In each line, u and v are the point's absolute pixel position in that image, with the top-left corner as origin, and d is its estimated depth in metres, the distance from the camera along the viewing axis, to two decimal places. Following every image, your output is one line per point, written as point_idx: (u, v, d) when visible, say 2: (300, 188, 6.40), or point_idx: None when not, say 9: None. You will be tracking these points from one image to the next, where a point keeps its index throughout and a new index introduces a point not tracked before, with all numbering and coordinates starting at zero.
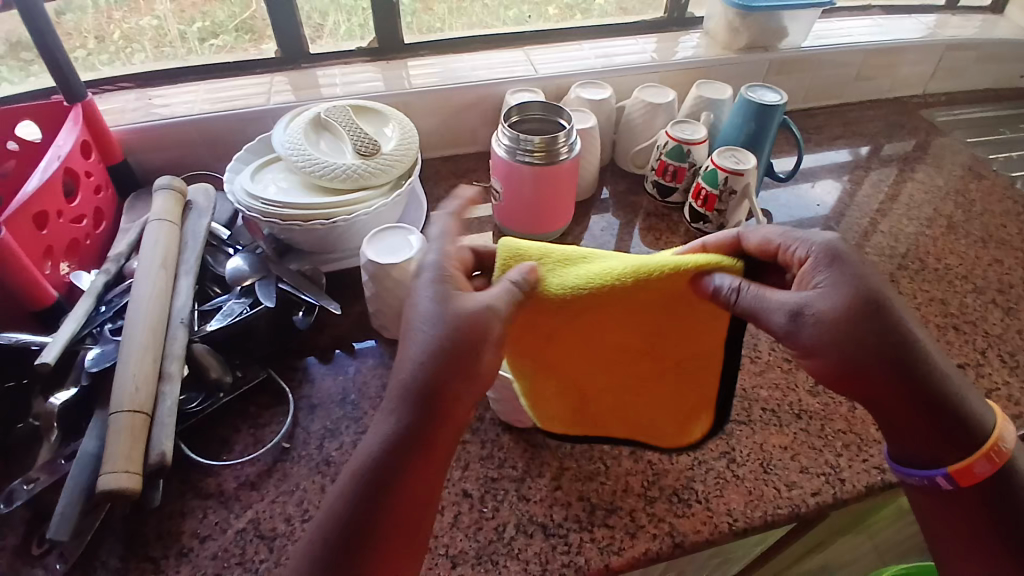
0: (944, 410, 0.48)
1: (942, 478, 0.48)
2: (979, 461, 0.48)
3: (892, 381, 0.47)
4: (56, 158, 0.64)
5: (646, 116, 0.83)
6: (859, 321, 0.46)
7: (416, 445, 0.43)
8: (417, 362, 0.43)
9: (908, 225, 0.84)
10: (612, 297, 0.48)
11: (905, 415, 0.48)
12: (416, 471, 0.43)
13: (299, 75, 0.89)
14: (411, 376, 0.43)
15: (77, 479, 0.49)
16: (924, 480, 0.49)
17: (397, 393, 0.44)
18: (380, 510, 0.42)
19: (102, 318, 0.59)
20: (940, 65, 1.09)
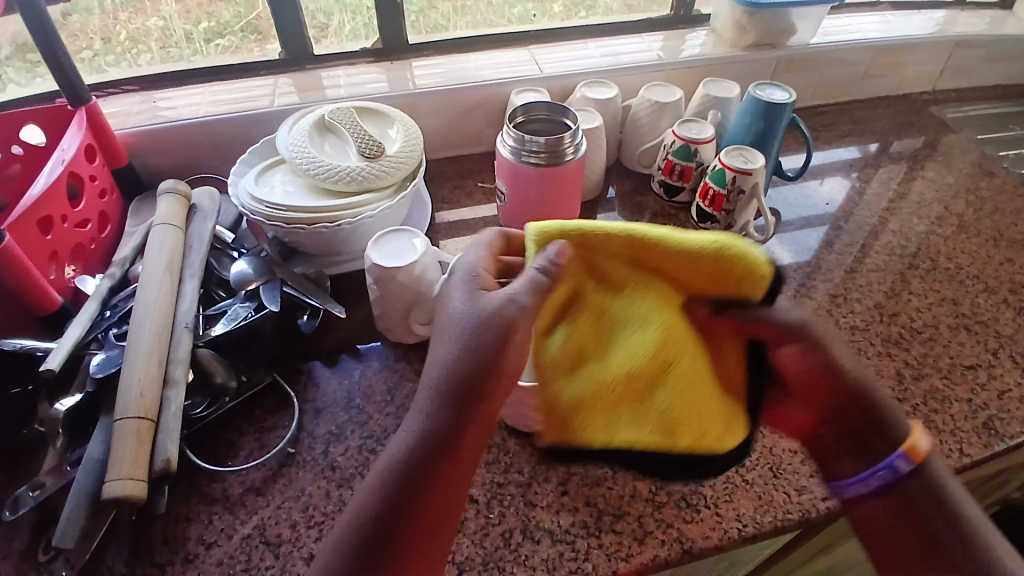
0: (883, 426, 0.48)
1: (898, 460, 0.47)
2: (920, 441, 0.47)
3: (834, 393, 0.49)
4: (61, 162, 0.64)
5: (652, 115, 0.82)
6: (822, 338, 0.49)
7: (444, 447, 0.44)
8: (448, 356, 0.46)
9: (918, 224, 0.83)
10: (656, 253, 0.48)
11: (857, 413, 0.49)
12: (443, 474, 0.44)
13: (303, 76, 0.89)
14: (442, 372, 0.45)
15: (82, 484, 0.49)
16: (885, 475, 0.47)
17: (428, 394, 0.45)
18: (418, 512, 0.43)
19: (107, 322, 0.59)
20: (949, 62, 1.07)
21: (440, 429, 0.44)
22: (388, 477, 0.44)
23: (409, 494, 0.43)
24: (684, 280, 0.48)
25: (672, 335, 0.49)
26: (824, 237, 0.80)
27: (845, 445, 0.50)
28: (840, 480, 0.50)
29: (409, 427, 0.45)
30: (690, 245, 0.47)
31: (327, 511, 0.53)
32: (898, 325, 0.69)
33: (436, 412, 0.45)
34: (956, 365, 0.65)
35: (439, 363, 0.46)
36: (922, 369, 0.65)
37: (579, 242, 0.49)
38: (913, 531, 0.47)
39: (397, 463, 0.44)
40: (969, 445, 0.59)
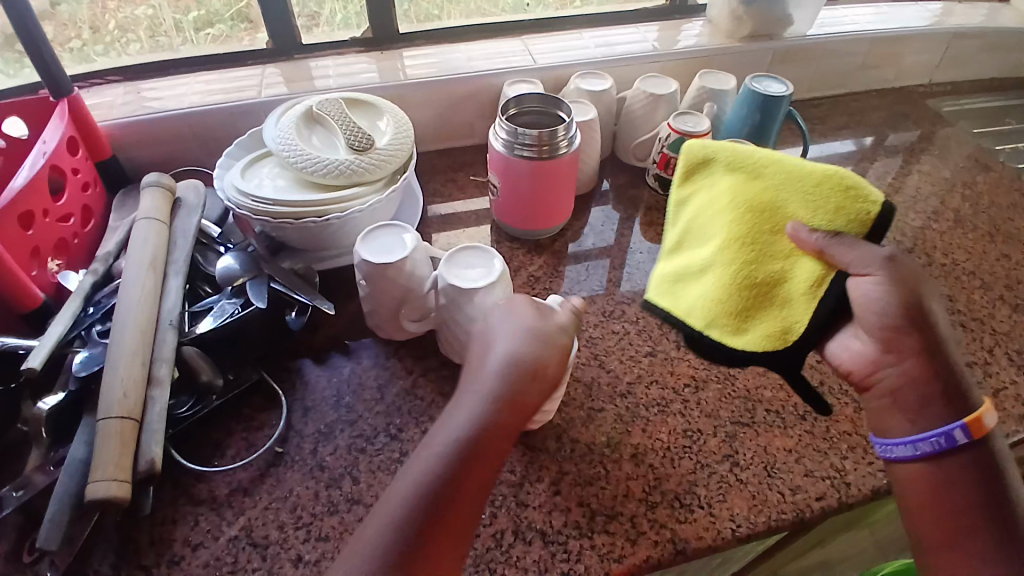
0: (957, 393, 0.49)
1: (957, 430, 0.47)
2: (988, 415, 0.47)
3: (913, 343, 0.50)
4: (43, 155, 0.63)
5: (648, 107, 0.81)
6: (909, 284, 0.49)
7: (488, 437, 0.46)
8: (505, 351, 0.49)
9: (913, 218, 0.83)
10: (773, 176, 0.52)
11: (928, 368, 0.49)
12: (488, 453, 0.46)
13: (291, 66, 0.87)
14: (500, 368, 0.48)
15: (65, 486, 0.48)
16: (939, 441, 0.48)
17: (483, 386, 0.48)
18: (460, 501, 0.44)
19: (91, 319, 0.58)
20: (945, 54, 1.07)
21: (494, 422, 0.46)
22: (438, 468, 0.45)
23: (454, 483, 0.44)
24: (792, 206, 0.51)
25: (757, 236, 0.52)
26: None
27: (904, 401, 0.50)
28: (890, 439, 0.51)
29: (453, 420, 0.47)
30: (811, 171, 0.50)
31: (316, 512, 0.52)
32: None
33: (490, 406, 0.47)
34: None
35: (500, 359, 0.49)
36: None
37: (713, 154, 0.54)
38: (961, 503, 0.47)
39: (446, 454, 0.45)
40: None
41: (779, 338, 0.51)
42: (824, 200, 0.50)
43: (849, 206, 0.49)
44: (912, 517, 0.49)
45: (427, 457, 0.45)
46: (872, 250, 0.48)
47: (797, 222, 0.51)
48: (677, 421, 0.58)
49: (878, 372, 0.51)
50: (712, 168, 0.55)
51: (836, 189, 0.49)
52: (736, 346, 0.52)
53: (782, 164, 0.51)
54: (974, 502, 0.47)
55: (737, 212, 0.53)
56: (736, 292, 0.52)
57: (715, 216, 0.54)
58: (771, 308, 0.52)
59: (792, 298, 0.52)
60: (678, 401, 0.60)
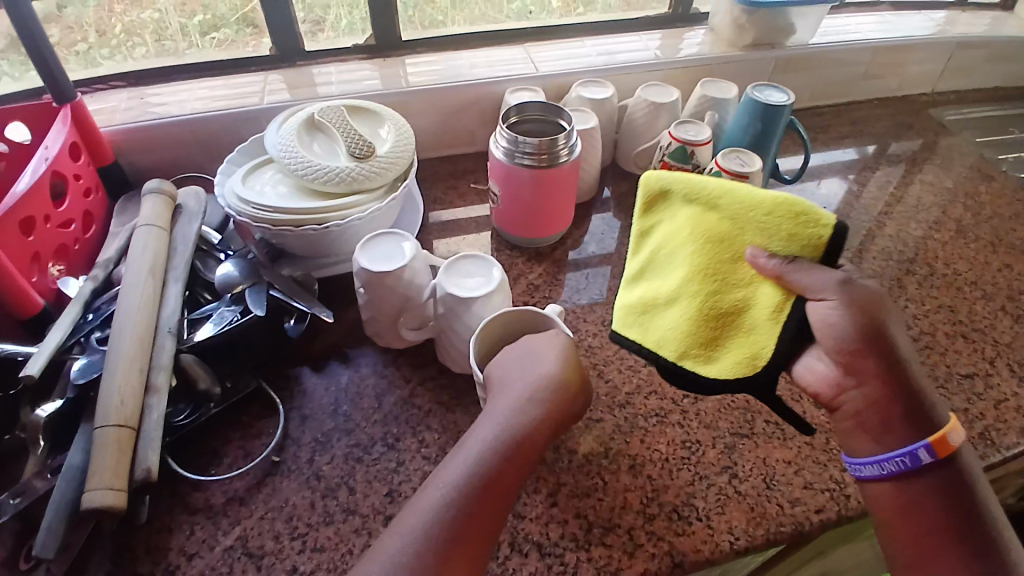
0: (920, 412, 0.48)
1: (921, 450, 0.47)
2: (951, 434, 0.47)
3: (876, 365, 0.48)
4: (45, 160, 0.63)
5: (649, 116, 0.81)
6: (870, 306, 0.48)
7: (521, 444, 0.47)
8: (538, 367, 0.51)
9: (915, 228, 0.82)
10: (727, 204, 0.51)
11: (891, 389, 0.48)
12: (518, 461, 0.47)
13: (294, 73, 0.87)
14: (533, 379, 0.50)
15: (62, 493, 0.48)
16: (903, 461, 0.47)
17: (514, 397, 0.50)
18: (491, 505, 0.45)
19: (90, 326, 0.58)
20: (949, 63, 1.06)
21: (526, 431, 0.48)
22: (471, 471, 0.45)
23: (485, 489, 0.45)
24: (748, 234, 0.51)
25: (719, 265, 0.52)
26: None
27: (868, 423, 0.49)
28: (858, 458, 0.50)
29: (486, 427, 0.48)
30: (763, 198, 0.50)
31: (312, 522, 0.52)
32: None
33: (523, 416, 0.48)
34: (953, 373, 0.65)
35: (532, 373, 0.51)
36: None
37: (669, 183, 0.54)
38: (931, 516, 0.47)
39: (478, 457, 0.46)
40: None
41: (748, 366, 0.51)
42: (777, 228, 0.49)
43: (802, 231, 0.48)
44: (884, 533, 0.48)
45: (461, 460, 0.46)
46: (826, 274, 0.47)
47: (755, 249, 0.50)
48: (676, 432, 0.58)
49: (840, 394, 0.50)
50: (669, 198, 0.54)
51: (787, 216, 0.49)
52: (706, 376, 0.53)
53: (736, 192, 0.51)
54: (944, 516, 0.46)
55: (697, 243, 0.53)
56: (704, 321, 0.53)
57: (676, 247, 0.54)
58: (738, 336, 0.52)
59: (758, 325, 0.51)
60: (677, 412, 0.60)
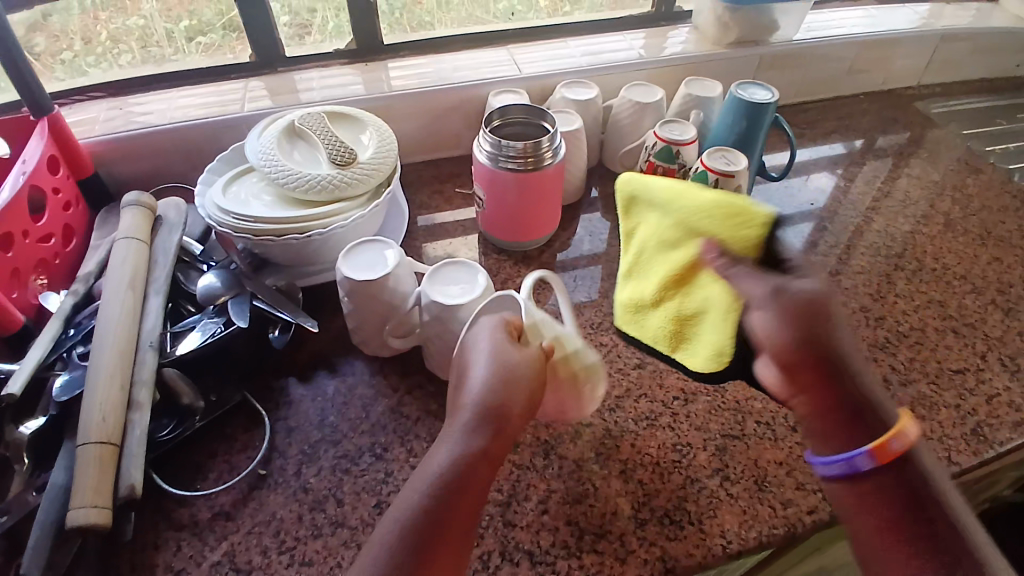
0: (864, 414, 0.44)
1: (860, 457, 0.42)
2: (896, 438, 0.41)
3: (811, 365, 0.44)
4: (22, 174, 0.62)
5: (634, 116, 0.81)
6: (805, 311, 0.44)
7: (505, 434, 0.45)
8: (486, 382, 0.46)
9: (903, 223, 0.82)
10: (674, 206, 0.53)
11: (827, 398, 0.44)
12: (470, 489, 0.42)
13: (277, 79, 0.86)
14: (520, 369, 0.47)
15: (46, 512, 0.47)
16: (845, 468, 0.43)
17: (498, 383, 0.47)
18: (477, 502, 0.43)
19: (71, 341, 0.57)
20: (934, 57, 1.07)
21: (511, 420, 0.46)
22: (456, 463, 0.43)
23: (435, 525, 0.40)
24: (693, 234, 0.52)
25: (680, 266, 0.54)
26: (808, 236, 0.80)
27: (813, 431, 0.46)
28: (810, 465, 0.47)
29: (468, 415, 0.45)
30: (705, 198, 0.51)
31: (299, 536, 0.51)
32: (885, 329, 0.68)
33: (511, 405, 0.46)
34: (944, 369, 0.64)
35: (515, 360, 0.48)
36: (910, 376, 0.64)
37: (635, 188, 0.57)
38: (888, 525, 0.41)
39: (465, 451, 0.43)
40: (957, 453, 0.58)
41: (715, 358, 0.53)
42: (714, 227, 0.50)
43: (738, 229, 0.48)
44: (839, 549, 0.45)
45: (444, 452, 0.43)
46: (760, 282, 0.46)
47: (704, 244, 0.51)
48: (666, 435, 0.58)
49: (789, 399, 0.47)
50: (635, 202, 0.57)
51: (723, 214, 0.49)
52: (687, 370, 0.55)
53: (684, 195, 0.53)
54: (905, 525, 0.41)
55: (661, 246, 0.55)
56: (678, 321, 0.56)
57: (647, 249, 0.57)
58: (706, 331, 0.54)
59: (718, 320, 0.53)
60: (668, 415, 0.59)
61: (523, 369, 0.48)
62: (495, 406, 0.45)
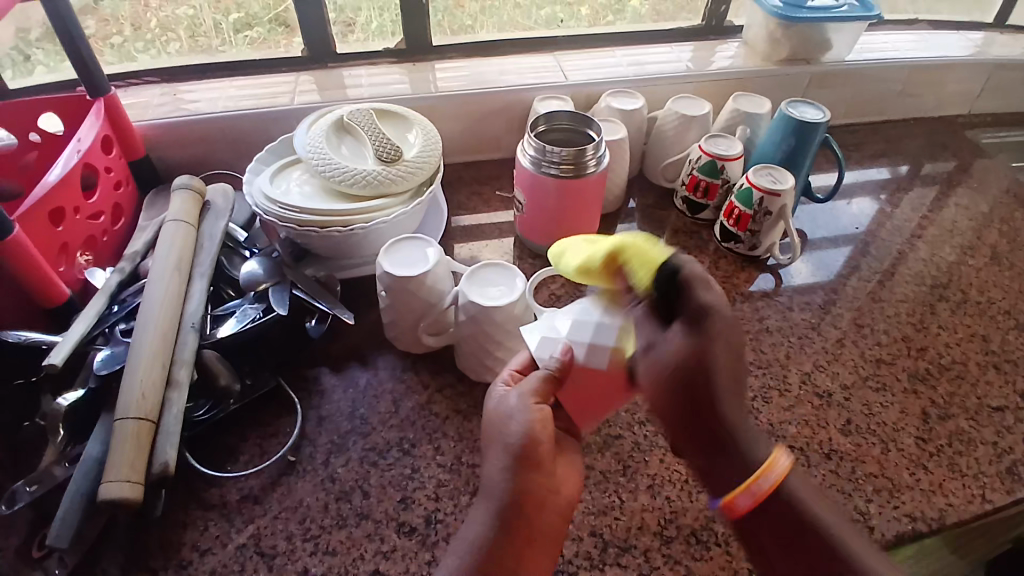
0: (720, 443, 0.43)
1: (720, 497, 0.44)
2: (767, 475, 0.42)
3: (666, 395, 0.45)
4: (77, 152, 0.64)
5: (679, 127, 0.80)
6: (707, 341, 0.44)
7: (530, 495, 0.45)
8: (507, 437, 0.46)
9: (948, 252, 0.80)
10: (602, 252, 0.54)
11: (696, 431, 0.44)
12: (518, 547, 0.45)
13: (324, 74, 0.88)
14: (524, 430, 0.46)
15: (78, 482, 0.48)
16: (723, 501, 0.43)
17: (507, 450, 0.46)
18: (531, 553, 0.45)
19: (114, 318, 0.58)
20: (987, 84, 1.04)
21: (534, 481, 0.46)
22: (490, 532, 0.45)
23: None
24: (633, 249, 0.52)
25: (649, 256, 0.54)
26: (850, 259, 0.78)
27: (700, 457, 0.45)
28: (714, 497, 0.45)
29: (493, 484, 0.46)
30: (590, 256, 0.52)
31: (325, 525, 0.52)
32: (925, 360, 0.66)
33: (526, 467, 0.46)
34: (984, 406, 0.62)
35: (520, 419, 0.46)
36: (949, 409, 0.62)
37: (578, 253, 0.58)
38: (777, 557, 0.42)
39: (495, 527, 0.45)
40: (991, 490, 0.56)
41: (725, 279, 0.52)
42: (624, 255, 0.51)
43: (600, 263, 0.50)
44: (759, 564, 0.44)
45: (478, 522, 0.46)
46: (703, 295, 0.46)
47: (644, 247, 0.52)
48: None
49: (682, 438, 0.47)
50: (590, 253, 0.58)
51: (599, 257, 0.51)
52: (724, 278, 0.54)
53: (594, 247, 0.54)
54: (792, 563, 0.41)
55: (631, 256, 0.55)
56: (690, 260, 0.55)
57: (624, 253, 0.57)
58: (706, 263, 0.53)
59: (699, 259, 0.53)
60: None
61: (530, 428, 0.46)
62: (513, 469, 0.45)
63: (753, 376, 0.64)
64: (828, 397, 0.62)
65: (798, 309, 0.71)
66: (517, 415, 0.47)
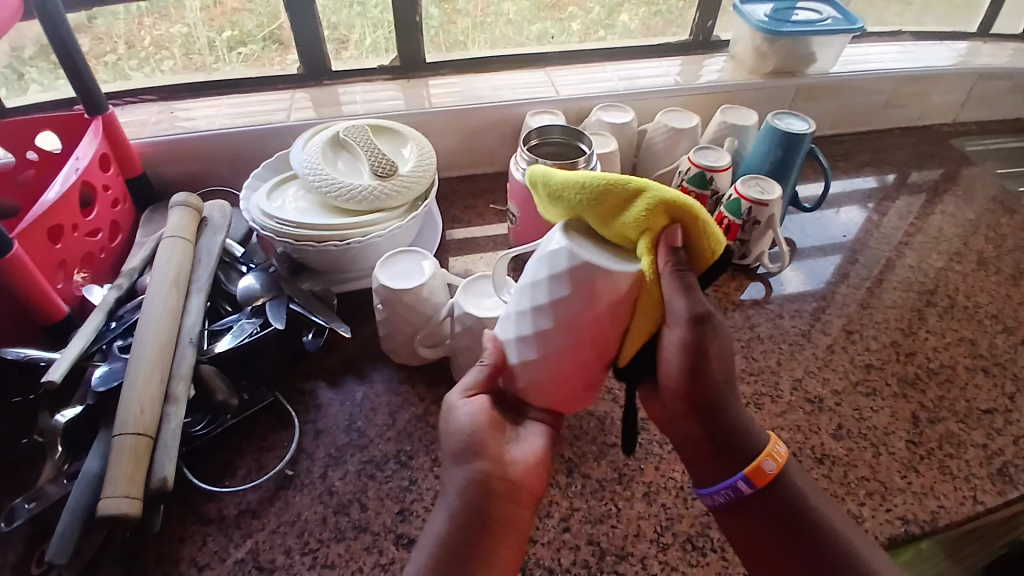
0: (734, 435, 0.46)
1: (739, 481, 0.45)
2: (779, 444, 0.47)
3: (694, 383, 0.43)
4: (75, 170, 0.64)
5: (669, 141, 0.82)
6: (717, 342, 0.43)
7: (490, 479, 0.46)
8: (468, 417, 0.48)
9: (936, 259, 0.82)
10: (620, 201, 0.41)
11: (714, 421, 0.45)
12: (482, 534, 0.45)
13: (321, 91, 0.89)
14: (473, 420, 0.48)
15: (77, 499, 0.48)
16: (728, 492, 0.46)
17: (457, 447, 0.47)
18: (490, 544, 0.45)
19: (112, 334, 0.59)
20: (971, 94, 1.06)
21: (488, 470, 0.46)
22: (453, 519, 0.45)
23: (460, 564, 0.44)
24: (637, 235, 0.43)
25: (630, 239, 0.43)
26: (839, 267, 0.79)
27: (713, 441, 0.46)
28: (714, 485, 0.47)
29: (450, 480, 0.47)
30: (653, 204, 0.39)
31: (323, 537, 0.52)
32: (914, 365, 0.67)
33: (478, 460, 0.46)
34: (973, 409, 0.63)
35: (466, 417, 0.48)
36: (939, 413, 0.63)
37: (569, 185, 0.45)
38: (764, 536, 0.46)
39: (453, 518, 0.45)
40: (983, 492, 0.57)
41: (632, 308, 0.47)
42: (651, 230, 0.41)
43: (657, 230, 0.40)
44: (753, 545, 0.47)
45: (439, 519, 0.45)
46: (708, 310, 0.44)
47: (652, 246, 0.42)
48: None
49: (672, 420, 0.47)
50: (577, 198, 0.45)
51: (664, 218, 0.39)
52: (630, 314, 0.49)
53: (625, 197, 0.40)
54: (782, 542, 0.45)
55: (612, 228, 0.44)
56: None
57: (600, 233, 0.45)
58: None
59: None
60: None
61: (473, 420, 0.47)
62: (471, 456, 0.47)
63: (746, 383, 0.65)
64: (820, 403, 0.63)
65: (789, 317, 0.72)
66: (463, 407, 0.48)
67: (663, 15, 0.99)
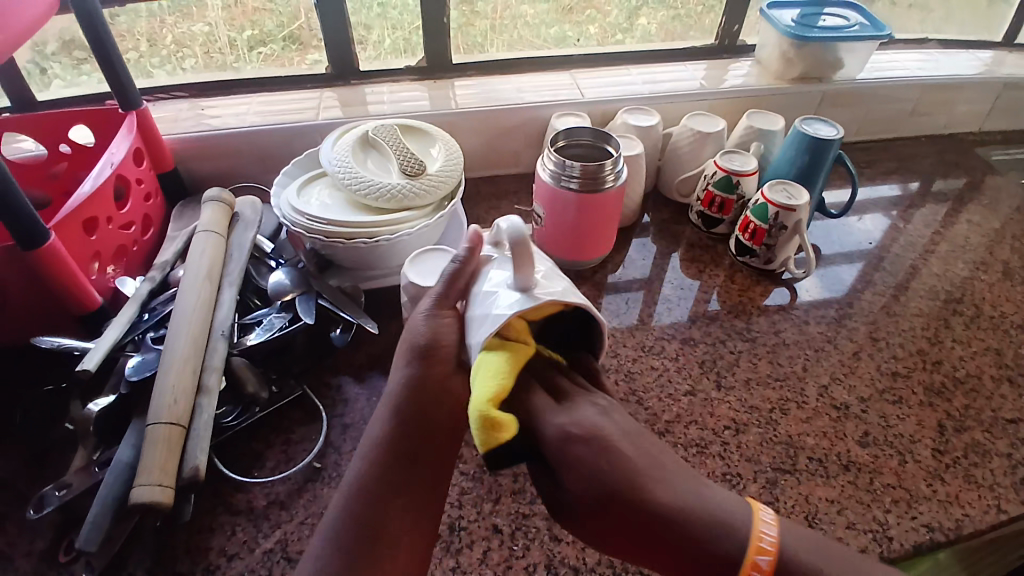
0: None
1: None
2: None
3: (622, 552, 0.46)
4: (110, 165, 0.65)
5: (694, 144, 0.82)
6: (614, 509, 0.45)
7: (426, 387, 0.48)
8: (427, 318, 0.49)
9: (960, 267, 0.81)
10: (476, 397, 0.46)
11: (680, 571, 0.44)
12: (413, 446, 0.47)
13: (348, 91, 0.90)
14: (427, 330, 0.49)
15: (110, 487, 0.49)
16: None
17: (410, 354, 0.49)
18: (417, 470, 0.47)
19: (145, 326, 0.59)
20: (996, 103, 1.05)
21: (429, 374, 0.48)
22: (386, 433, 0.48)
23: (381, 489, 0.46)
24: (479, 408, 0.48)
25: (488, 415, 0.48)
26: (863, 273, 0.79)
27: None
28: None
29: (392, 383, 0.49)
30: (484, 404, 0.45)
31: None
32: (941, 374, 0.67)
33: (420, 365, 0.48)
34: (998, 418, 0.63)
35: (424, 327, 0.49)
36: (964, 422, 0.62)
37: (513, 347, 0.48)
38: None
39: (393, 426, 0.48)
40: (1007, 500, 0.56)
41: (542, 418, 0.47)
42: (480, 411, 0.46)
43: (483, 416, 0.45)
44: None
45: (376, 425, 0.48)
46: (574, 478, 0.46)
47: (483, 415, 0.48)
48: (716, 463, 0.58)
49: None
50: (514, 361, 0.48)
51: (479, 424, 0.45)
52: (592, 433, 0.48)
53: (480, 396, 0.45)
54: None
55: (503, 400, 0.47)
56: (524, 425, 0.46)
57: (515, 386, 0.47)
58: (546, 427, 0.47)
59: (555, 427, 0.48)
60: (718, 443, 0.59)
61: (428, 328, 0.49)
62: (415, 365, 0.48)
63: (771, 389, 0.64)
64: (846, 409, 0.63)
65: (814, 322, 0.72)
66: (424, 320, 0.49)
67: (682, 19, 0.99)
